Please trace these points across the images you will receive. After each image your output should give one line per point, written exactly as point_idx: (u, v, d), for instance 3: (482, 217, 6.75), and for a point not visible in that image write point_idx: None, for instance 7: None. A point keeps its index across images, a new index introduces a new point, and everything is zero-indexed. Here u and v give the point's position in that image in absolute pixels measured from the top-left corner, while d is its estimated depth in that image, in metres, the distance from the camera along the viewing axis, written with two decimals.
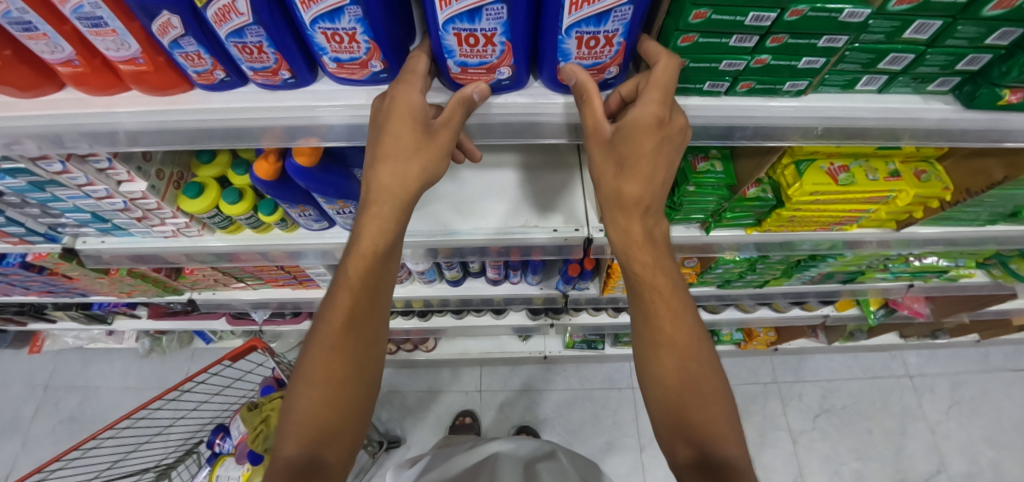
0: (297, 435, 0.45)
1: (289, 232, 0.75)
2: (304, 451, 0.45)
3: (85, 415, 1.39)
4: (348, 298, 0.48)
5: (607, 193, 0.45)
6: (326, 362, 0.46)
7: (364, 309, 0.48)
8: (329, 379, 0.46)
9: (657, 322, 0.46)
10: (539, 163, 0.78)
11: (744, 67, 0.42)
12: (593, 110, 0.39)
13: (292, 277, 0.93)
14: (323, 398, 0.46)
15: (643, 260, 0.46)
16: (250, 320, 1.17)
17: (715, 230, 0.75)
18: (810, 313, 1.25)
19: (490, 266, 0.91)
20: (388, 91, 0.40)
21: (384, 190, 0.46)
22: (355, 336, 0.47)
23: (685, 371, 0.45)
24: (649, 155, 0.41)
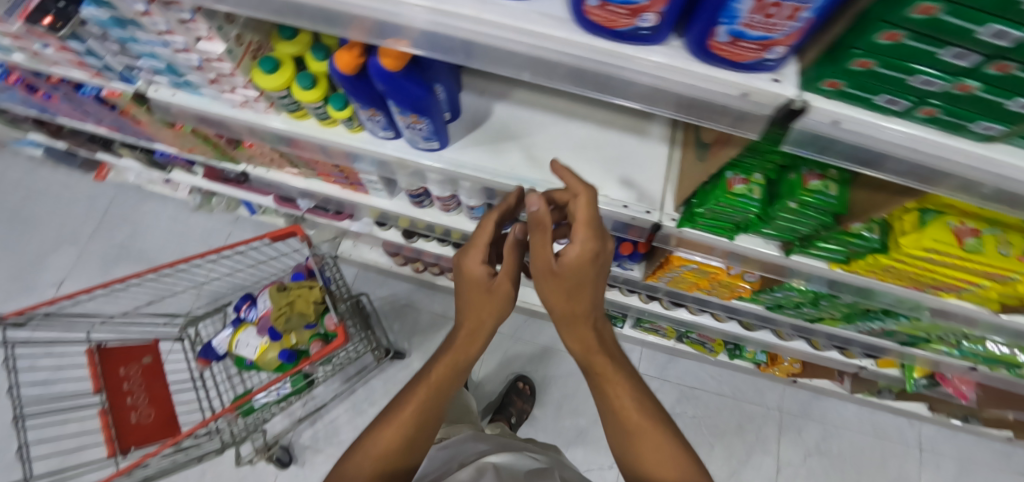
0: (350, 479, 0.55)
1: (353, 134, 0.70)
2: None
3: (136, 248, 1.50)
4: (421, 391, 0.60)
5: (561, 314, 0.55)
6: (391, 436, 0.57)
7: (427, 405, 0.59)
8: (387, 439, 0.56)
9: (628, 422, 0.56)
10: (627, 131, 0.71)
11: (939, 89, 0.34)
12: (543, 241, 0.52)
13: (344, 177, 0.92)
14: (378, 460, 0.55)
15: (613, 379, 0.58)
16: (294, 206, 1.19)
17: (795, 255, 0.67)
18: (845, 360, 1.18)
19: None
20: (459, 263, 0.59)
21: (462, 313, 0.60)
22: (425, 415, 0.58)
23: (661, 461, 0.53)
24: (589, 284, 0.52)
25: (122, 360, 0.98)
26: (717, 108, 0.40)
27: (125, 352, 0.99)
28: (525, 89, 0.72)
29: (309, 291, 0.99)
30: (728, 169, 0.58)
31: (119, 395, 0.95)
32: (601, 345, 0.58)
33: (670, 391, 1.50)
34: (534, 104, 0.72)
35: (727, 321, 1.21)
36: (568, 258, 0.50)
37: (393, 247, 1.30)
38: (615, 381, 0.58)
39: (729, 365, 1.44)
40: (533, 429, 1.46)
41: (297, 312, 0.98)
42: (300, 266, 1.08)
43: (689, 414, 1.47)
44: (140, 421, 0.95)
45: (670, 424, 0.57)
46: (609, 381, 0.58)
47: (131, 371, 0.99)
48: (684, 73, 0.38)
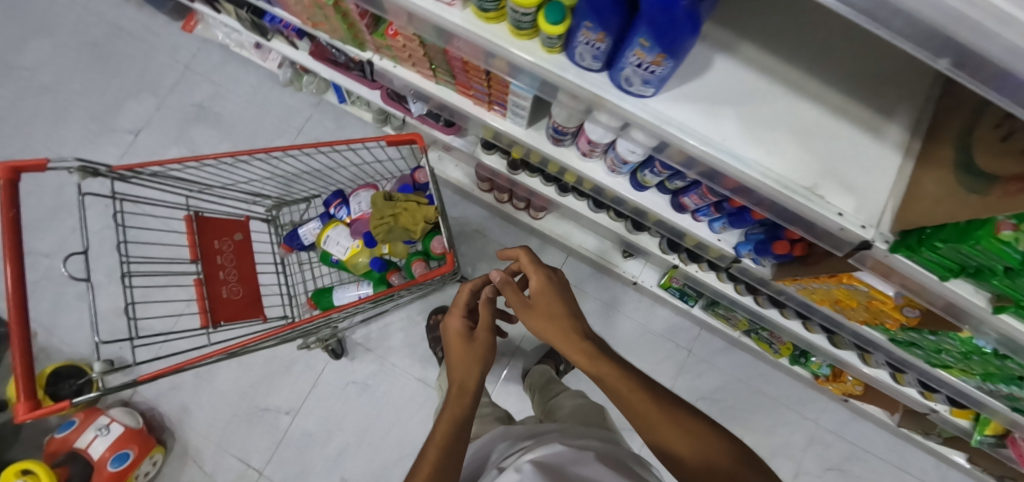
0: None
1: (545, 54, 0.58)
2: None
3: (214, 113, 1.45)
4: (444, 426, 0.69)
5: (553, 334, 0.73)
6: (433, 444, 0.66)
7: (445, 431, 0.67)
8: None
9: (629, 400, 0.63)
10: (858, 124, 0.60)
11: None
12: (511, 289, 0.78)
13: (486, 93, 0.81)
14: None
15: (584, 357, 0.69)
16: (402, 107, 1.10)
17: (1006, 315, 0.56)
18: (921, 400, 1.13)
19: (697, 194, 0.77)
20: (448, 334, 0.86)
21: (456, 375, 0.79)
22: (455, 423, 0.70)
23: (693, 447, 0.56)
24: (554, 306, 0.74)
25: (217, 233, 0.96)
26: None
27: (220, 225, 0.97)
28: (755, 45, 0.61)
29: (417, 207, 0.92)
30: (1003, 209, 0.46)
31: (213, 267, 0.93)
32: (600, 354, 0.68)
33: (714, 377, 1.50)
34: (760, 68, 0.60)
35: (815, 332, 1.15)
36: (536, 292, 0.77)
37: (487, 172, 1.25)
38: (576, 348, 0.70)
39: (784, 369, 1.41)
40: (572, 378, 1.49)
41: (400, 225, 0.92)
42: (404, 176, 1.02)
43: (727, 403, 1.48)
44: (231, 296, 0.95)
45: (707, 430, 0.59)
46: (594, 368, 0.67)
47: (225, 245, 0.97)
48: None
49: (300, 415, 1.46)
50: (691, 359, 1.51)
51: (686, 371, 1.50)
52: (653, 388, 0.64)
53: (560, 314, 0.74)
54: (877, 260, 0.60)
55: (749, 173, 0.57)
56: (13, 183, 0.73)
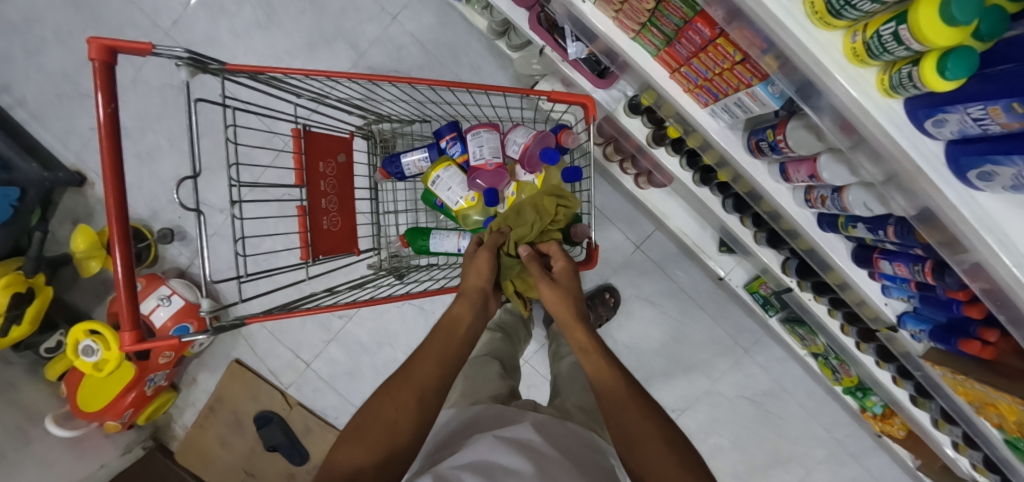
0: (349, 460, 0.53)
1: (878, 93, 0.44)
2: (346, 473, 0.52)
3: None
4: (440, 338, 0.66)
5: (564, 315, 0.72)
6: (421, 370, 0.61)
7: (440, 347, 0.65)
8: (395, 399, 0.58)
9: (601, 382, 0.63)
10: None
11: None
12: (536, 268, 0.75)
13: (701, 77, 0.64)
14: (387, 432, 0.55)
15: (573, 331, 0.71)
16: (552, 41, 0.91)
17: None
18: (971, 471, 1.12)
19: (910, 266, 0.65)
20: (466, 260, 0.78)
21: (455, 304, 0.71)
22: (447, 356, 0.64)
23: (668, 448, 0.54)
24: (564, 290, 0.74)
25: (322, 154, 0.83)
26: None
27: (326, 144, 0.84)
28: None
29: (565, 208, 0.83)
30: None
31: (317, 193, 0.83)
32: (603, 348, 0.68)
33: (761, 380, 1.51)
34: None
35: (901, 388, 1.10)
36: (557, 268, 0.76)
37: (614, 131, 1.08)
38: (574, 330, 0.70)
39: (836, 394, 1.41)
40: (625, 349, 1.51)
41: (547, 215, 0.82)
42: (543, 133, 0.85)
43: (765, 406, 1.52)
44: (330, 229, 0.85)
45: (683, 443, 0.56)
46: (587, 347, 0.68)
47: (329, 168, 0.85)
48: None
49: (353, 321, 1.46)
50: (745, 359, 1.50)
51: (736, 369, 1.51)
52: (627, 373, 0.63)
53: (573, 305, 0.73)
54: None
55: (1004, 262, 0.44)
56: (109, 66, 0.59)
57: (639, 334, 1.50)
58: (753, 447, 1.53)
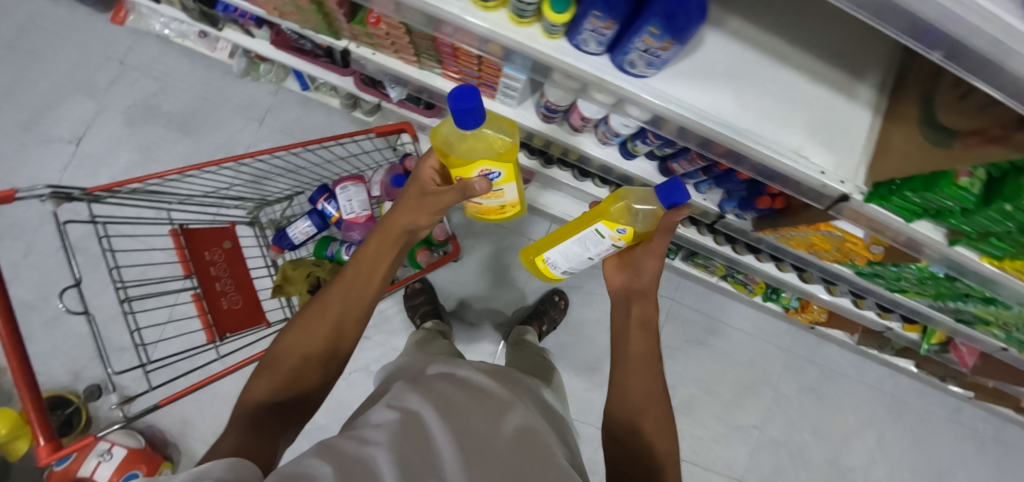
0: (270, 382, 0.60)
1: (545, 40, 0.59)
2: (268, 392, 0.59)
3: (161, 109, 1.37)
4: (352, 271, 0.72)
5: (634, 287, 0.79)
6: (310, 329, 0.66)
7: (357, 278, 0.72)
8: (288, 361, 0.63)
9: (629, 383, 0.70)
10: (804, 71, 0.63)
11: None
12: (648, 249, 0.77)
13: (475, 77, 0.80)
14: (307, 366, 0.63)
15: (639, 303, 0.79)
16: (377, 93, 1.06)
17: (957, 245, 0.68)
18: (879, 320, 1.28)
19: (686, 159, 0.81)
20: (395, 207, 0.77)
21: (364, 256, 0.74)
22: (347, 300, 0.70)
23: (645, 438, 0.64)
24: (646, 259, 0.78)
25: (205, 244, 0.92)
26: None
27: (207, 235, 0.93)
28: (739, 18, 0.62)
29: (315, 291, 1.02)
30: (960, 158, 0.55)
31: (208, 279, 0.91)
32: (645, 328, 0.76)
33: (699, 321, 1.59)
34: (773, 47, 0.63)
35: (786, 271, 1.26)
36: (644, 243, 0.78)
37: None
38: (644, 306, 0.79)
39: (761, 307, 1.54)
40: (568, 339, 1.54)
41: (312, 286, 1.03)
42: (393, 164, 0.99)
43: (713, 344, 1.59)
44: (230, 307, 0.93)
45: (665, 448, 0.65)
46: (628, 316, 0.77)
47: (216, 256, 0.93)
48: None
49: None
50: (678, 307, 1.60)
51: (673, 319, 1.59)
52: (655, 379, 0.71)
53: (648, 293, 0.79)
54: (847, 209, 0.67)
55: (744, 142, 0.60)
56: None
57: (579, 319, 1.56)
58: (720, 385, 1.59)
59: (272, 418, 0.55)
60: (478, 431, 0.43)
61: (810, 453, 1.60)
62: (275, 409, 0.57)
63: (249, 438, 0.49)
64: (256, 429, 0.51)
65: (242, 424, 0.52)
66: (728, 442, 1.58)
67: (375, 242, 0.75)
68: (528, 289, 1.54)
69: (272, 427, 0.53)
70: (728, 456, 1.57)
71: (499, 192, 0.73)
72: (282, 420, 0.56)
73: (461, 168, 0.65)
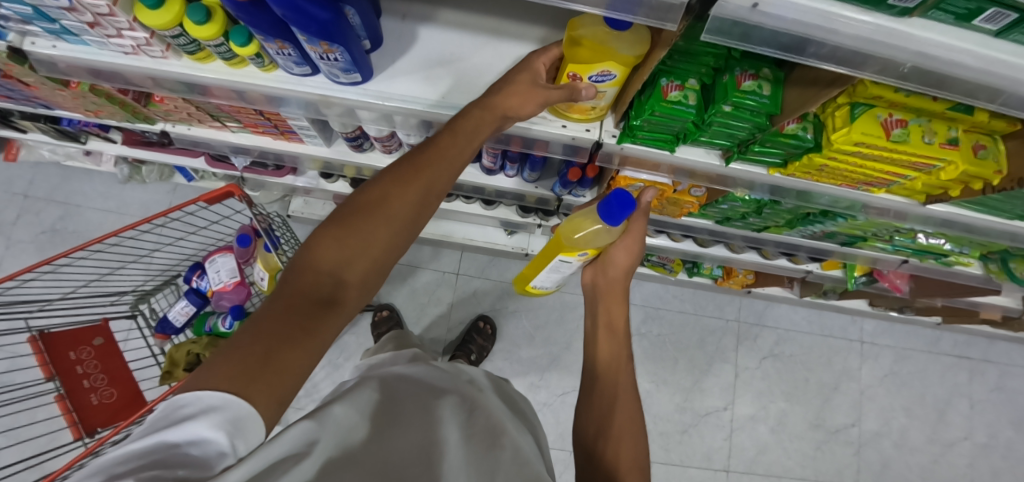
0: (338, 252, 0.42)
1: (266, 73, 0.64)
2: (331, 269, 0.41)
3: (67, 230, 1.43)
4: (450, 139, 0.50)
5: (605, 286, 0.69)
6: (391, 196, 0.45)
7: (452, 155, 0.50)
8: (353, 231, 0.43)
9: (598, 388, 0.59)
10: (524, 39, 0.65)
11: None
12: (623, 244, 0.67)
13: (273, 126, 0.84)
14: (374, 260, 0.44)
15: (610, 305, 0.67)
16: (230, 165, 1.11)
17: (735, 164, 0.67)
18: (793, 266, 1.25)
19: (487, 152, 0.83)
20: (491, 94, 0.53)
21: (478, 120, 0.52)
22: (425, 208, 0.48)
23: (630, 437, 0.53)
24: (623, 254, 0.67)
25: (70, 345, 0.94)
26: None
27: (72, 336, 0.95)
28: (450, 9, 0.66)
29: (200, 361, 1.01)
30: (662, 76, 0.56)
31: (74, 378, 0.92)
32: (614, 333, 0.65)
33: (636, 312, 1.54)
34: (497, 26, 0.66)
35: (683, 240, 1.23)
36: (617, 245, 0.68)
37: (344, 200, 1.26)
38: (614, 307, 0.67)
39: (689, 283, 1.50)
40: (504, 363, 1.48)
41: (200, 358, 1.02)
42: (244, 227, 1.04)
43: (655, 332, 1.53)
44: (101, 402, 0.92)
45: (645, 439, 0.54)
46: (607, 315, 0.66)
47: (84, 354, 0.95)
48: (611, 11, 0.40)
49: None
50: None
51: None
52: (628, 386, 0.59)
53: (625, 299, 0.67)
54: (617, 156, 0.67)
55: None
56: None
57: (514, 339, 1.51)
58: (675, 373, 1.50)
59: (313, 333, 0.38)
60: (471, 450, 0.45)
61: (790, 421, 1.51)
62: (324, 309, 0.39)
63: (250, 377, 0.33)
64: (278, 358, 0.34)
65: (262, 344, 0.35)
66: (699, 431, 1.47)
67: (480, 111, 0.52)
68: (454, 320, 1.51)
69: (296, 352, 0.36)
70: (704, 447, 1.46)
71: (598, 94, 0.55)
72: (322, 336, 0.39)
73: (581, 61, 0.50)
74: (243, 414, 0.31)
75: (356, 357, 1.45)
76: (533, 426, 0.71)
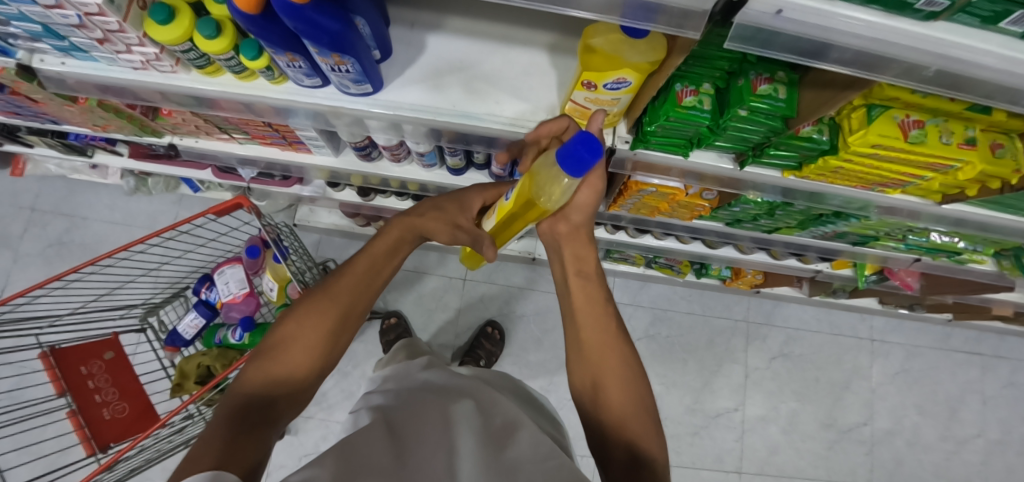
0: (268, 375, 0.48)
1: (276, 85, 0.64)
2: (262, 387, 0.47)
3: (73, 243, 1.43)
4: (364, 261, 0.59)
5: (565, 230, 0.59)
6: (317, 309, 0.53)
7: (368, 275, 0.58)
8: (290, 343, 0.50)
9: (582, 333, 0.56)
10: (534, 45, 0.65)
11: None
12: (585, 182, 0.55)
13: (281, 138, 0.84)
14: (305, 374, 0.50)
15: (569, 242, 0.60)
16: (236, 176, 1.11)
17: (748, 167, 0.67)
18: (803, 265, 1.24)
19: (496, 159, 0.83)
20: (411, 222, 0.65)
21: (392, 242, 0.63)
22: (351, 315, 0.56)
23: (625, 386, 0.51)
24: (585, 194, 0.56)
25: (81, 359, 0.94)
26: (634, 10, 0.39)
27: (83, 350, 0.95)
28: (458, 17, 0.66)
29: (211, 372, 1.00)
30: (676, 81, 0.55)
31: (85, 393, 0.91)
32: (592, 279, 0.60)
33: (644, 314, 1.53)
34: (506, 33, 0.66)
35: (692, 242, 1.23)
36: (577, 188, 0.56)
37: (351, 208, 1.26)
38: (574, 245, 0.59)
39: (697, 284, 1.49)
40: (513, 368, 1.48)
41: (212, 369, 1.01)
42: (252, 237, 1.04)
43: (664, 334, 1.52)
44: (114, 416, 0.92)
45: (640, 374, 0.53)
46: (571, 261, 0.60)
47: (94, 369, 0.95)
48: (629, 20, 0.39)
49: None
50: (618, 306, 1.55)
51: None
52: (611, 331, 0.56)
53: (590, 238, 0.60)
54: (629, 161, 0.67)
55: (485, 125, 0.61)
56: None
57: (522, 343, 1.51)
58: (684, 375, 1.50)
59: (260, 430, 0.42)
60: (490, 447, 0.45)
61: (802, 421, 1.50)
62: (265, 412, 0.44)
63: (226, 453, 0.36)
64: (236, 448, 0.37)
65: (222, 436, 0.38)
66: (710, 433, 1.46)
67: (386, 237, 0.62)
68: (462, 326, 1.50)
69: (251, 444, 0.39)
70: (715, 449, 1.45)
71: (611, 100, 0.55)
72: (266, 431, 0.42)
73: (595, 69, 0.50)
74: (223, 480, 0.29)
75: (364, 365, 1.45)
76: (552, 418, 0.71)
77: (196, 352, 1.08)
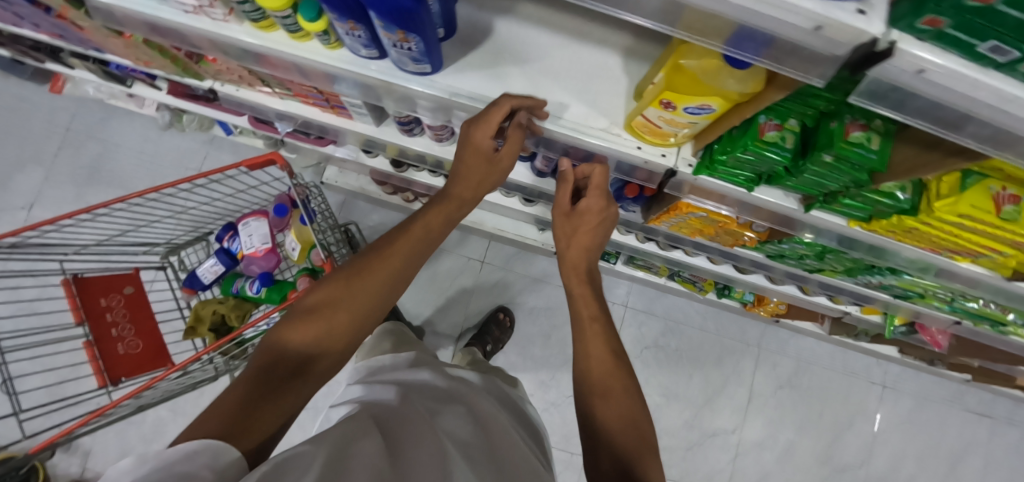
0: (312, 330, 0.46)
1: (330, 50, 0.60)
2: (304, 346, 0.45)
3: (104, 169, 1.43)
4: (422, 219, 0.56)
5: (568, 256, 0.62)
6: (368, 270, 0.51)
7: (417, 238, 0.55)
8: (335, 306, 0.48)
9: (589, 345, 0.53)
10: (607, 45, 0.60)
11: (1008, 62, 0.29)
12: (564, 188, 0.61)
13: (325, 100, 0.81)
14: (345, 338, 0.48)
15: (568, 244, 0.62)
16: (272, 128, 1.09)
17: (814, 211, 0.62)
18: (832, 305, 1.20)
19: (542, 156, 0.79)
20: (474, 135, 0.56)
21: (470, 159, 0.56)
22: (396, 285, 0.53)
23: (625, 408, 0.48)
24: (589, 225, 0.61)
25: (102, 291, 0.95)
26: (747, 45, 0.34)
27: (104, 282, 0.96)
28: (531, 3, 0.61)
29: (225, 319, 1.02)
30: (761, 113, 0.50)
31: (103, 326, 0.93)
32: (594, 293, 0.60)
33: (656, 324, 1.52)
34: (578, 29, 0.61)
35: (722, 264, 1.19)
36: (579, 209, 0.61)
37: (381, 176, 1.23)
38: (575, 247, 0.62)
39: (717, 304, 1.46)
40: (517, 358, 1.48)
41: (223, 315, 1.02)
42: (283, 196, 1.02)
43: (673, 347, 1.51)
44: (128, 352, 0.93)
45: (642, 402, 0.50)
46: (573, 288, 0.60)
47: (114, 302, 0.96)
48: (729, 49, 0.35)
49: None
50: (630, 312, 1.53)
51: (627, 325, 1.52)
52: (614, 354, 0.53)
53: (596, 246, 0.62)
54: (685, 184, 0.63)
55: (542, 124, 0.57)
56: None
57: (529, 335, 1.50)
58: (686, 389, 1.49)
59: (278, 402, 0.40)
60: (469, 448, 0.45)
61: (796, 454, 1.49)
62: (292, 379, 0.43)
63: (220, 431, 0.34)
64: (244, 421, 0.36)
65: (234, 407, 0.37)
66: (703, 451, 1.46)
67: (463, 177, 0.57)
68: (472, 308, 1.50)
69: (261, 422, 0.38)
70: (706, 466, 1.46)
71: (685, 124, 0.51)
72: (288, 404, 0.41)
73: (678, 90, 0.45)
74: (219, 451, 0.32)
75: None
76: (535, 432, 0.69)
77: (213, 297, 1.08)
